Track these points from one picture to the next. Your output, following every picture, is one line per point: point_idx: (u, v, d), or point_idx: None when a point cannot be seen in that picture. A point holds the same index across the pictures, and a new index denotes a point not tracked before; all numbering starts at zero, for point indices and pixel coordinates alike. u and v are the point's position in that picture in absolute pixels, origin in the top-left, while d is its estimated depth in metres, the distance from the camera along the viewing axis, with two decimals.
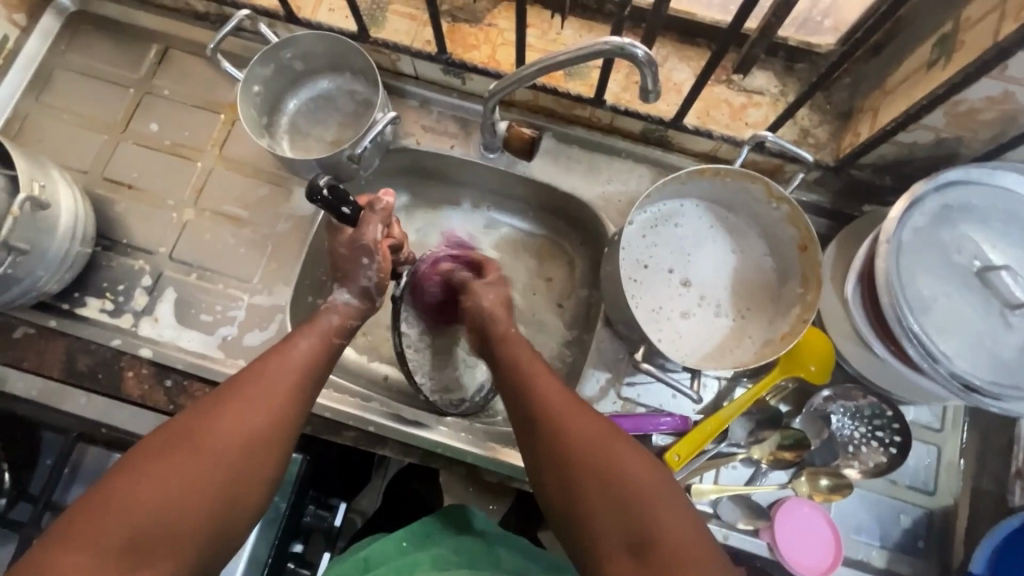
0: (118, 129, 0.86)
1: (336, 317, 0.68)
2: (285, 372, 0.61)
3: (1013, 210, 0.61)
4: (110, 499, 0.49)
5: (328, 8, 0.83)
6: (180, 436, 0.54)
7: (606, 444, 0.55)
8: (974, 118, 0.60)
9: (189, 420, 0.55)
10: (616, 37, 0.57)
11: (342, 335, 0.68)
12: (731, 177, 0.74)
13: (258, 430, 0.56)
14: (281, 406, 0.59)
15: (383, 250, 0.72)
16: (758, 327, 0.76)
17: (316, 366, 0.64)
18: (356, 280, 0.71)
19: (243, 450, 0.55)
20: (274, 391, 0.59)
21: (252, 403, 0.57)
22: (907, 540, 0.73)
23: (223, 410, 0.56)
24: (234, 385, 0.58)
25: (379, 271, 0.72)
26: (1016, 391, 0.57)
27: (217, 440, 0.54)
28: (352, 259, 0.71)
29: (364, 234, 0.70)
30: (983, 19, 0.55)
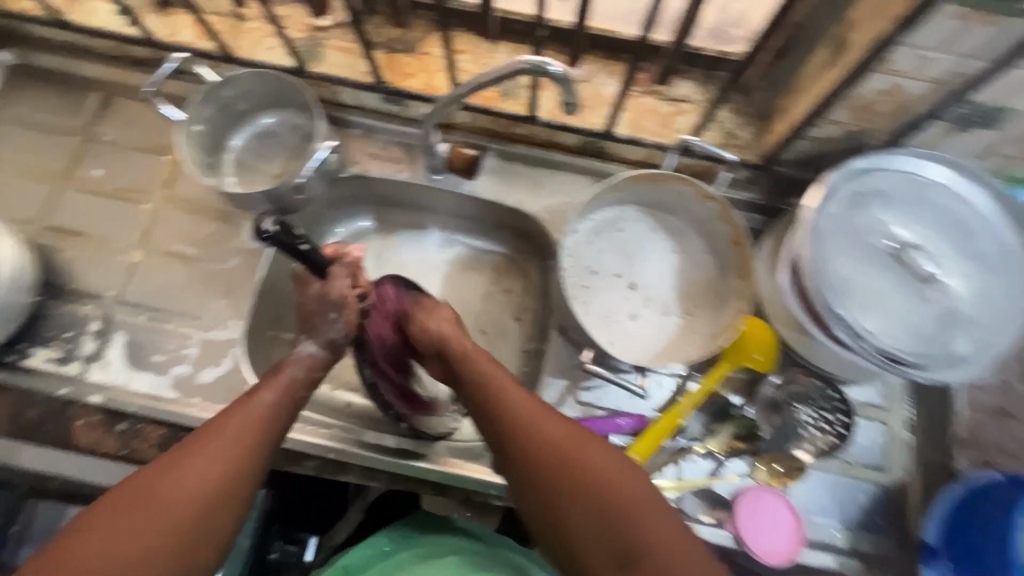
0: (62, 177, 0.86)
1: (301, 367, 0.67)
2: (248, 426, 0.60)
3: (918, 191, 0.65)
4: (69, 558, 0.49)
5: (266, 46, 0.85)
6: (141, 493, 0.54)
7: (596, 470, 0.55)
8: (873, 110, 0.65)
9: (149, 474, 0.55)
10: (533, 57, 0.61)
11: (307, 387, 0.68)
12: (662, 180, 0.77)
13: (214, 485, 0.55)
14: (247, 452, 0.59)
15: (351, 304, 0.71)
16: (704, 322, 0.79)
17: (277, 417, 0.63)
18: (324, 332, 0.70)
19: (203, 502, 0.54)
20: (237, 439, 0.59)
21: (216, 451, 0.57)
22: (868, 518, 0.75)
23: (183, 464, 0.55)
24: (197, 438, 0.58)
25: (347, 324, 0.71)
26: (938, 360, 0.60)
27: (174, 496, 0.54)
28: (321, 312, 0.71)
29: (331, 288, 0.70)
30: (865, 20, 0.60)
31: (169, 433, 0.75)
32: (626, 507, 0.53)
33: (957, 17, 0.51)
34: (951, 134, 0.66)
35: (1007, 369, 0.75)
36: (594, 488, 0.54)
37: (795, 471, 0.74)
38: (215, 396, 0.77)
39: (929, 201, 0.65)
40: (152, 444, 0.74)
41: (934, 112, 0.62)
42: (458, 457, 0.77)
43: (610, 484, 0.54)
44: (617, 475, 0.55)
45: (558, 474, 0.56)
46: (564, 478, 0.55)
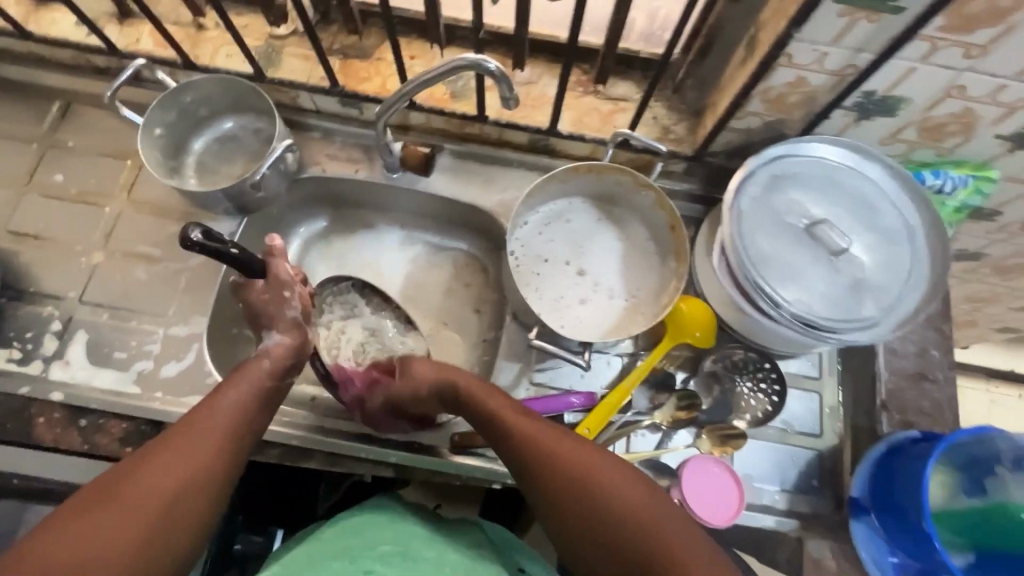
0: (22, 183, 0.88)
1: (268, 360, 0.67)
2: (220, 421, 0.60)
3: (828, 173, 0.71)
4: (40, 554, 0.48)
5: (225, 53, 0.89)
6: (119, 488, 0.54)
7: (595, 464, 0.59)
8: (785, 101, 0.71)
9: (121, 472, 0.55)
10: (470, 54, 0.66)
11: (277, 377, 0.68)
12: (604, 171, 0.82)
13: (185, 480, 0.56)
14: (225, 447, 0.60)
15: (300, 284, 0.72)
16: (648, 303, 0.83)
17: (248, 412, 0.63)
18: (282, 315, 0.71)
19: (173, 498, 0.55)
20: (215, 432, 0.60)
21: (195, 445, 0.58)
22: (804, 481, 0.80)
23: (154, 460, 0.56)
24: (169, 434, 0.58)
25: (301, 299, 0.72)
26: (851, 324, 0.65)
27: (144, 491, 0.54)
28: (274, 299, 0.71)
29: (273, 276, 0.70)
30: (769, 20, 0.66)
31: (131, 427, 0.76)
32: (621, 500, 0.56)
33: (840, 15, 0.58)
34: (856, 122, 0.73)
35: (923, 337, 0.82)
36: (607, 503, 0.57)
37: (735, 438, 0.79)
38: (178, 389, 0.79)
39: (839, 183, 0.71)
40: (113, 438, 0.75)
41: (836, 102, 0.69)
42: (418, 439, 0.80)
43: (604, 477, 0.58)
44: (629, 490, 0.57)
45: (572, 488, 0.58)
46: (567, 483, 0.59)
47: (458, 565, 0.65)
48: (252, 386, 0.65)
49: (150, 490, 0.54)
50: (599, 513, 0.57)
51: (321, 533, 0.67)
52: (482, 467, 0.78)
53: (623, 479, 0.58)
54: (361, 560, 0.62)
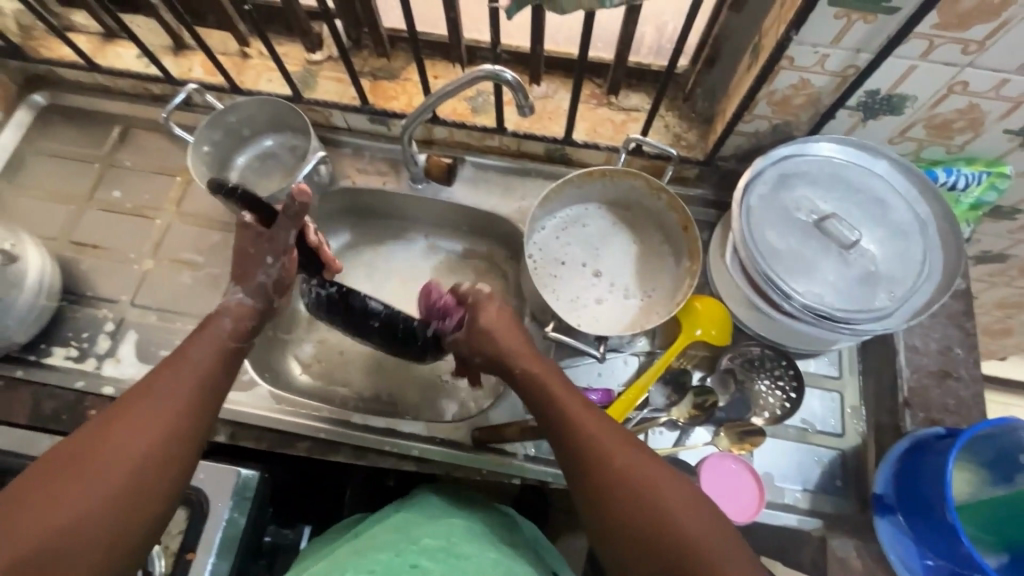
0: (84, 199, 0.97)
1: (228, 319, 0.69)
2: (186, 380, 0.60)
3: (837, 171, 0.73)
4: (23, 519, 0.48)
5: (267, 78, 0.97)
6: (74, 456, 0.52)
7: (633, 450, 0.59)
8: (790, 103, 0.74)
9: (86, 439, 0.54)
10: (488, 66, 0.71)
11: (238, 338, 0.68)
12: (618, 176, 0.86)
13: (162, 438, 0.55)
14: (184, 406, 0.58)
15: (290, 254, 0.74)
16: (663, 303, 0.85)
17: (216, 372, 0.63)
18: (255, 278, 0.73)
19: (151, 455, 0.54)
20: (177, 392, 0.58)
21: (158, 404, 0.57)
22: (827, 480, 0.80)
23: (124, 424, 0.55)
24: (130, 400, 0.57)
25: (282, 269, 0.74)
26: (863, 314, 0.66)
27: (119, 452, 0.53)
28: (256, 256, 0.73)
29: (276, 238, 0.72)
30: (771, 27, 0.70)
31: None
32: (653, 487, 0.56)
33: (837, 17, 0.61)
34: (862, 122, 0.75)
35: (945, 334, 0.81)
36: (645, 490, 0.56)
37: (752, 435, 0.79)
38: None
39: (848, 180, 0.73)
40: None
41: (840, 102, 0.71)
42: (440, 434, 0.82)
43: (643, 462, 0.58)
44: (668, 481, 0.56)
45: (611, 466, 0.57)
46: (605, 463, 0.58)
47: (498, 560, 0.64)
48: (209, 348, 0.64)
49: (108, 453, 0.53)
50: (634, 500, 0.55)
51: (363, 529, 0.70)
52: (504, 462, 0.80)
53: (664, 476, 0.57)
54: (407, 554, 0.62)
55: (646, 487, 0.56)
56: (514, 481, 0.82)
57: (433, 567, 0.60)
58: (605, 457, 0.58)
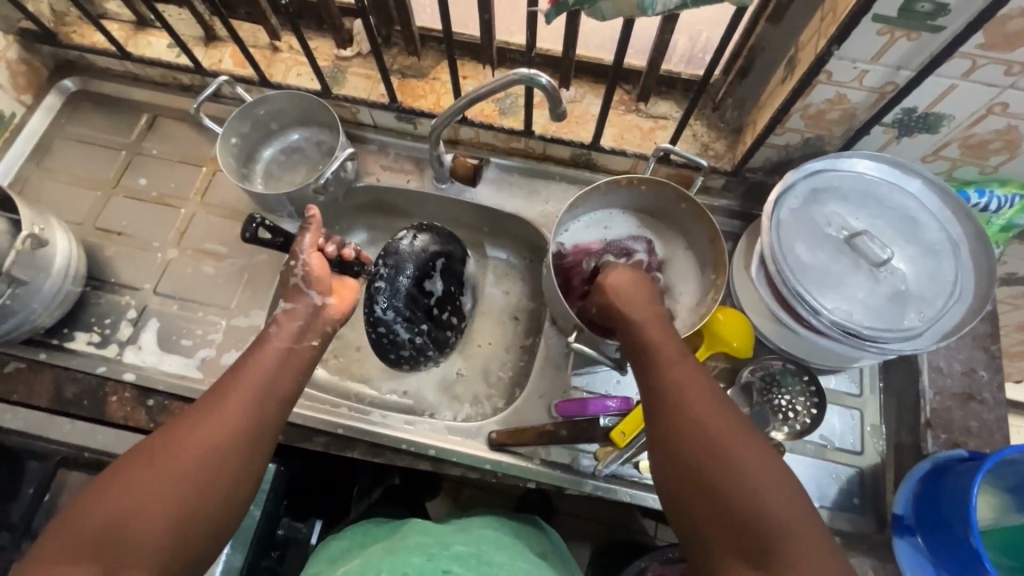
0: (111, 186, 0.97)
1: (276, 328, 0.71)
2: (245, 384, 0.63)
3: (867, 188, 0.73)
4: (95, 508, 0.51)
5: (296, 73, 0.97)
6: (149, 447, 0.56)
7: (714, 424, 0.55)
8: (824, 117, 0.74)
9: (157, 437, 0.57)
10: (524, 69, 0.71)
11: (291, 342, 0.70)
12: (645, 184, 0.84)
13: (218, 435, 0.58)
14: (251, 405, 0.62)
15: (315, 254, 0.79)
16: (685, 312, 0.85)
17: (275, 376, 0.66)
18: (291, 285, 0.77)
19: (209, 450, 0.57)
20: (238, 395, 0.62)
21: (217, 406, 0.60)
22: (844, 498, 0.79)
23: (188, 422, 0.58)
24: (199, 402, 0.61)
25: (311, 266, 0.78)
26: (891, 333, 0.66)
27: (181, 447, 0.56)
28: (288, 267, 0.79)
29: (298, 244, 0.79)
30: (809, 40, 0.69)
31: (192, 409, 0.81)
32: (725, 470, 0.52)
33: (880, 33, 0.61)
34: (896, 139, 0.75)
35: (970, 356, 0.81)
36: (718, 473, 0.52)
37: None
38: None
39: (879, 197, 0.73)
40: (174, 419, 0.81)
41: (876, 119, 0.71)
42: (457, 436, 0.82)
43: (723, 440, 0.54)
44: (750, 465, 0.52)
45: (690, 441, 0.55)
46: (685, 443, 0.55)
47: (528, 569, 0.67)
48: (272, 352, 0.68)
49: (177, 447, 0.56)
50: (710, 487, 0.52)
51: (389, 537, 0.72)
52: (519, 467, 0.80)
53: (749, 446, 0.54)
54: (439, 559, 0.64)
55: (729, 455, 0.53)
56: (529, 484, 0.82)
57: (465, 572, 0.62)
58: (695, 424, 0.55)
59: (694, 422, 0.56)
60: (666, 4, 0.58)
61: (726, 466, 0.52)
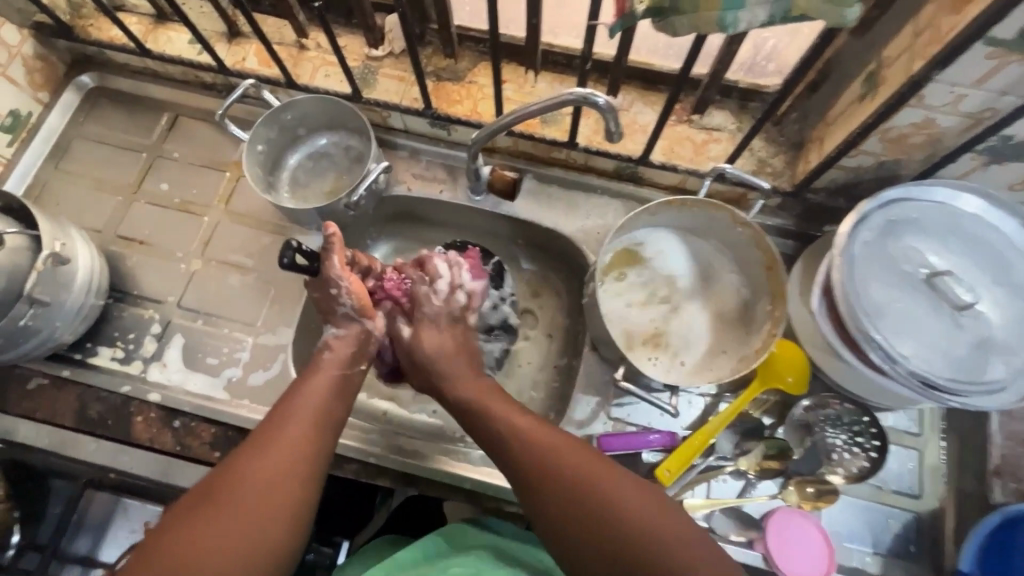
0: (131, 191, 0.93)
1: (330, 352, 0.68)
2: (305, 411, 0.60)
3: (951, 220, 0.67)
4: (170, 546, 0.48)
5: (324, 73, 0.91)
6: (218, 480, 0.53)
7: (596, 486, 0.54)
8: (906, 141, 0.67)
9: (223, 469, 0.54)
10: (579, 89, 0.65)
11: (346, 366, 0.68)
12: (699, 206, 0.78)
13: (288, 463, 0.55)
14: (314, 431, 0.59)
15: (351, 277, 0.71)
16: (733, 343, 0.80)
17: (333, 403, 0.63)
18: (335, 310, 0.72)
19: (282, 479, 0.54)
20: (301, 422, 0.59)
21: (283, 434, 0.57)
22: (900, 545, 0.75)
23: (254, 452, 0.55)
24: (260, 432, 0.57)
25: (354, 292, 0.71)
26: (973, 386, 0.61)
27: (251, 476, 0.53)
28: (326, 294, 0.71)
29: (328, 269, 0.70)
30: (898, 58, 0.62)
31: (220, 432, 0.79)
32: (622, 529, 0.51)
33: (989, 57, 0.54)
34: (984, 166, 0.68)
35: None
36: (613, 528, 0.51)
37: (828, 494, 0.75)
38: (262, 399, 0.81)
39: (963, 231, 0.66)
40: (203, 442, 0.79)
41: (966, 145, 0.64)
42: (492, 467, 0.79)
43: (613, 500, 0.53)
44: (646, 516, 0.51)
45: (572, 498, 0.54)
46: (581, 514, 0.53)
47: None
48: (327, 377, 0.65)
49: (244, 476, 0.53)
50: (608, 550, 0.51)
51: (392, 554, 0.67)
52: None
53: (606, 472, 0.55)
54: None
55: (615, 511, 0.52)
56: None
57: None
58: (563, 495, 0.54)
59: (558, 487, 0.55)
60: (751, 22, 0.52)
61: (604, 496, 0.53)
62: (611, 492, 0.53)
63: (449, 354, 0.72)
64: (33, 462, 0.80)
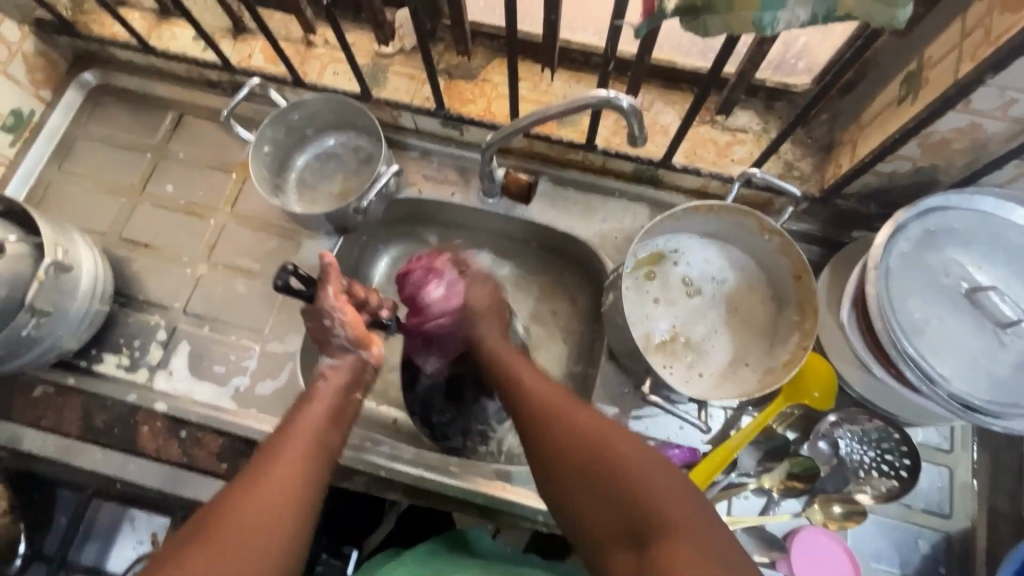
0: (136, 192, 0.91)
1: (325, 381, 0.66)
2: (300, 441, 0.57)
3: (994, 231, 0.63)
4: None
5: (332, 71, 0.88)
6: (205, 518, 0.49)
7: (595, 435, 0.55)
8: (947, 147, 0.63)
9: (210, 507, 0.50)
10: (601, 91, 0.62)
11: (344, 394, 0.66)
12: (724, 212, 0.75)
13: (280, 498, 0.52)
14: (310, 462, 0.56)
15: (345, 307, 0.69)
16: (757, 355, 0.77)
17: (329, 431, 0.61)
18: (330, 341, 0.69)
19: (275, 514, 0.50)
20: (295, 453, 0.56)
21: (277, 466, 0.54)
22: (929, 566, 0.72)
23: (247, 486, 0.52)
24: (252, 466, 0.54)
25: (349, 322, 0.68)
26: (1016, 409, 0.58)
27: (242, 512, 0.49)
28: (319, 325, 0.69)
29: (321, 300, 0.67)
30: (942, 58, 0.58)
31: (227, 443, 0.77)
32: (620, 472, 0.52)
33: None
34: None
35: None
36: (608, 470, 0.52)
37: (856, 514, 0.72)
38: (270, 408, 0.79)
39: (1007, 243, 0.63)
40: (211, 453, 0.77)
41: (1013, 153, 0.60)
42: (506, 481, 0.76)
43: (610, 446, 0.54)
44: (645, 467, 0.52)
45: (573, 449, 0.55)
46: (582, 462, 0.54)
47: None
48: (323, 405, 0.63)
49: (238, 506, 0.50)
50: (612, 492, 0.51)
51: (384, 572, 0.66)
52: None
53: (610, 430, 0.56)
54: None
55: (611, 455, 0.53)
56: None
57: None
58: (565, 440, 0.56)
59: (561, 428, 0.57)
60: (791, 22, 0.48)
61: (612, 457, 0.53)
62: (609, 444, 0.54)
63: (485, 314, 0.78)
64: (39, 472, 0.79)
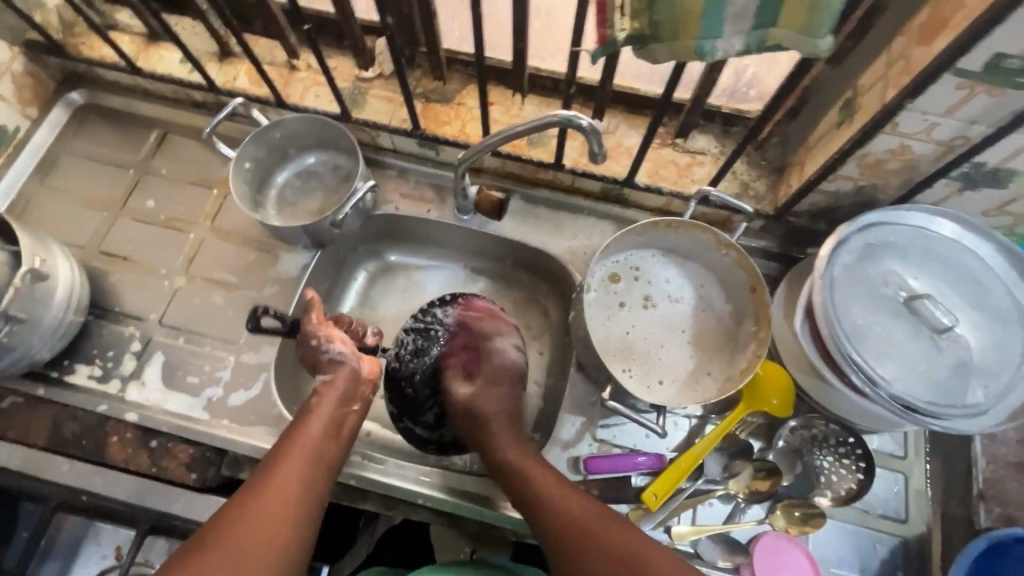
0: (117, 207, 0.93)
1: (319, 397, 0.71)
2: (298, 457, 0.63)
3: (928, 244, 0.68)
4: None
5: (314, 93, 0.92)
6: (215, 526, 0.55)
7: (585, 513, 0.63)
8: (883, 167, 0.68)
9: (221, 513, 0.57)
10: (564, 111, 0.66)
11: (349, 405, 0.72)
12: (683, 228, 0.80)
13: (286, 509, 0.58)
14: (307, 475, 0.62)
15: (329, 330, 0.77)
16: (718, 364, 0.80)
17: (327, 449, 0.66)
18: (321, 363, 0.75)
19: (282, 525, 0.57)
20: (294, 469, 0.61)
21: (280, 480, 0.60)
22: (887, 571, 0.74)
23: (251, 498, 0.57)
24: (259, 476, 0.60)
25: (331, 337, 0.76)
26: (955, 409, 0.61)
27: (248, 518, 0.56)
28: (311, 351, 0.76)
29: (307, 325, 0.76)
30: (872, 86, 0.64)
31: (198, 453, 0.78)
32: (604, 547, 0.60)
33: (958, 88, 0.56)
34: (959, 192, 0.69)
35: None
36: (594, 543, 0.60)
37: (815, 517, 0.74)
38: (242, 418, 0.79)
39: (941, 255, 0.67)
40: (181, 462, 0.77)
41: (941, 172, 0.65)
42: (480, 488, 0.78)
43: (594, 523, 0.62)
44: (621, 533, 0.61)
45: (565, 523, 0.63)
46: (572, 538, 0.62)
47: None
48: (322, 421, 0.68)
49: (252, 506, 0.57)
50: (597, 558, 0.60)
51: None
52: None
53: (586, 505, 0.64)
54: None
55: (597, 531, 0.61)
56: None
57: None
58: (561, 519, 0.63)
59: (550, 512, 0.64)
60: (728, 51, 0.53)
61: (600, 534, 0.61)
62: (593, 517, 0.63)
63: (496, 420, 0.77)
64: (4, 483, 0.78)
